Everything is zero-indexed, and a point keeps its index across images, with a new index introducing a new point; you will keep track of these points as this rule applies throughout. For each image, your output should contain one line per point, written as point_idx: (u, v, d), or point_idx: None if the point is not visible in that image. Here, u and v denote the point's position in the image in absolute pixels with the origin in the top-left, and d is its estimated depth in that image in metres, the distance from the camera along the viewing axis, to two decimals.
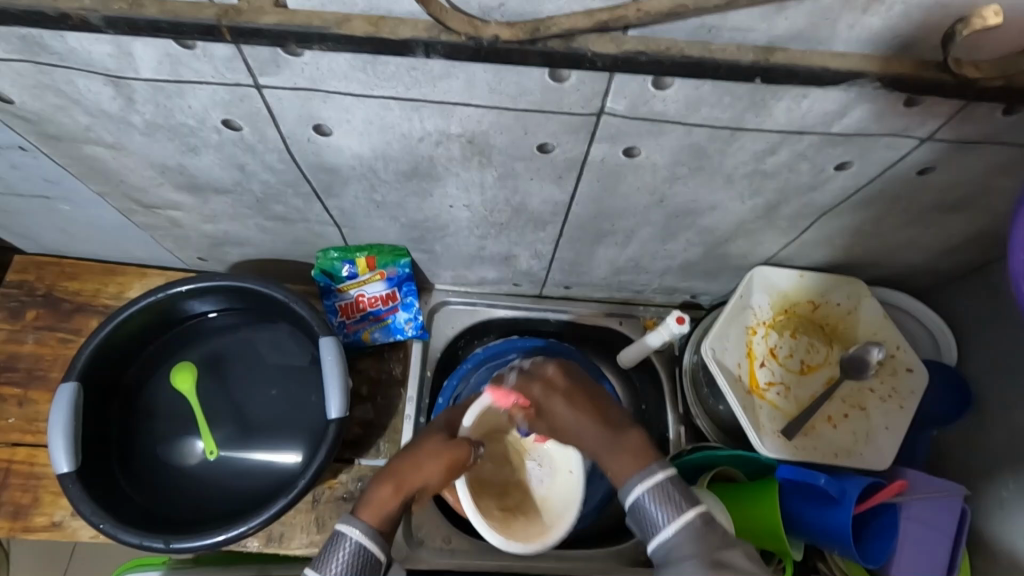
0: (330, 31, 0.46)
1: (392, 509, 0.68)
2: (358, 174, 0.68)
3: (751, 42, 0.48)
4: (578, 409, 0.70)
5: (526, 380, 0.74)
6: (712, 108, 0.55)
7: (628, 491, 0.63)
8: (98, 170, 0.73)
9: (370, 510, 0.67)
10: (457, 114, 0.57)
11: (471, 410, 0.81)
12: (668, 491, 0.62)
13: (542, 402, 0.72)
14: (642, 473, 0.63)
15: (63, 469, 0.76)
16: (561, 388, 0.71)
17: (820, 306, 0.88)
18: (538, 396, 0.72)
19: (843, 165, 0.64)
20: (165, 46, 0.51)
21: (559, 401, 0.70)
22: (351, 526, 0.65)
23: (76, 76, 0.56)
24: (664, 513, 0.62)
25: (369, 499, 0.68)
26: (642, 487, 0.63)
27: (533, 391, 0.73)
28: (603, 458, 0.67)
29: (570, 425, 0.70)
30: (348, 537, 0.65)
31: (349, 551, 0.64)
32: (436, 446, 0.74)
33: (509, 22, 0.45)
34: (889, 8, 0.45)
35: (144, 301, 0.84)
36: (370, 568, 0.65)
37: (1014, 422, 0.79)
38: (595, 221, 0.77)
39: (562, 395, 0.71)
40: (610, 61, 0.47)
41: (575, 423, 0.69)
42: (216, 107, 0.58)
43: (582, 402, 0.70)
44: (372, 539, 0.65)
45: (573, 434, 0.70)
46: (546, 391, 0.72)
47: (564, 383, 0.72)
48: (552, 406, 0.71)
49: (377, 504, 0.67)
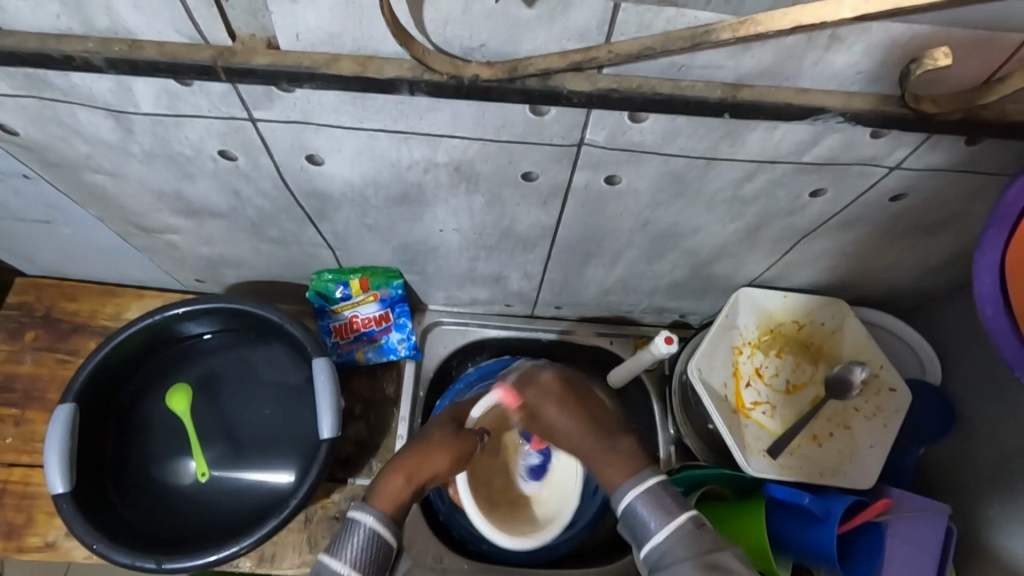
0: (319, 71, 0.48)
1: (403, 497, 0.73)
2: (350, 201, 0.71)
3: (719, 79, 0.51)
4: (571, 415, 0.77)
5: (522, 382, 0.82)
6: (687, 139, 0.57)
7: (620, 497, 0.67)
8: (99, 197, 0.76)
9: (384, 498, 0.72)
10: (444, 145, 0.60)
11: (482, 402, 0.86)
12: (659, 496, 0.65)
13: (535, 405, 0.80)
14: (636, 477, 0.67)
15: (58, 490, 0.77)
16: (555, 393, 0.79)
17: (805, 325, 0.90)
18: (532, 399, 0.80)
19: (818, 191, 0.66)
20: (164, 83, 0.54)
21: (550, 404, 0.79)
22: (366, 513, 0.69)
23: (77, 110, 0.59)
24: (655, 517, 0.64)
25: (383, 489, 0.73)
26: (634, 492, 0.66)
27: (528, 395, 0.81)
28: (595, 465, 0.73)
29: (559, 427, 0.78)
30: (363, 523, 0.69)
31: (364, 537, 0.68)
32: (442, 440, 0.80)
33: (489, 61, 0.48)
34: (851, 47, 0.47)
35: (141, 323, 0.86)
36: (381, 553, 0.69)
37: (998, 441, 0.80)
38: (582, 244, 0.79)
39: (554, 400, 0.79)
40: (585, 97, 0.50)
41: (568, 427, 0.77)
42: (212, 137, 0.61)
43: (573, 406, 0.77)
44: (385, 525, 0.70)
45: (563, 436, 0.78)
46: (540, 394, 0.80)
47: (563, 388, 0.79)
48: (544, 409, 0.79)
49: (391, 493, 0.73)
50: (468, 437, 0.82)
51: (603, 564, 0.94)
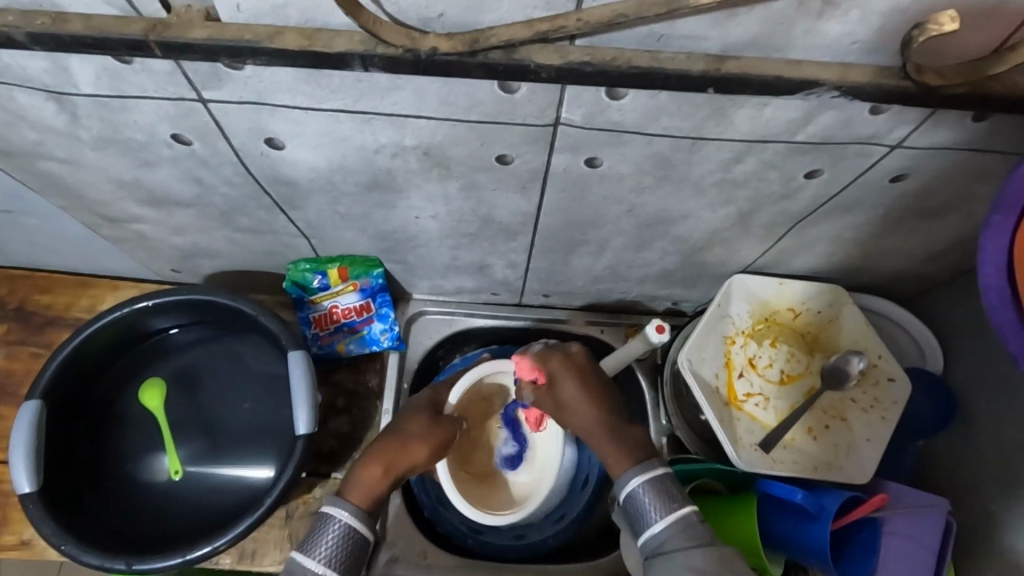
0: (262, 45, 0.44)
1: (379, 490, 0.70)
2: (318, 187, 0.67)
3: (703, 50, 0.46)
4: (586, 394, 0.73)
5: (546, 350, 0.76)
6: (671, 118, 0.53)
7: (624, 484, 0.64)
8: (57, 185, 0.72)
9: (357, 492, 0.69)
10: (410, 126, 0.56)
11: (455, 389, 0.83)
12: (664, 484, 0.63)
13: (556, 375, 0.74)
14: (644, 465, 0.64)
15: (24, 489, 0.75)
16: (577, 366, 0.74)
17: (801, 313, 0.86)
18: (555, 367, 0.74)
19: (814, 173, 0.62)
20: (103, 62, 0.50)
21: (572, 379, 0.73)
22: (339, 508, 0.67)
23: (17, 92, 0.55)
24: (657, 506, 0.62)
25: (357, 482, 0.70)
26: (639, 479, 0.63)
27: (551, 361, 0.74)
28: (604, 449, 0.69)
29: (577, 404, 0.72)
30: (335, 519, 0.67)
31: (337, 534, 0.66)
32: (419, 430, 0.76)
33: (449, 34, 0.44)
34: (847, 13, 0.43)
35: (108, 317, 0.82)
36: (357, 548, 0.67)
37: (1001, 433, 0.77)
38: (566, 231, 0.75)
39: (575, 376, 0.74)
40: (555, 72, 0.46)
41: (583, 406, 0.72)
42: (164, 121, 0.57)
43: (594, 384, 0.73)
44: (358, 521, 0.67)
45: (574, 415, 0.73)
46: (566, 365, 0.74)
47: (583, 363, 0.75)
48: (564, 382, 0.73)
49: (365, 486, 0.70)
50: (445, 426, 0.79)
51: (592, 560, 0.91)
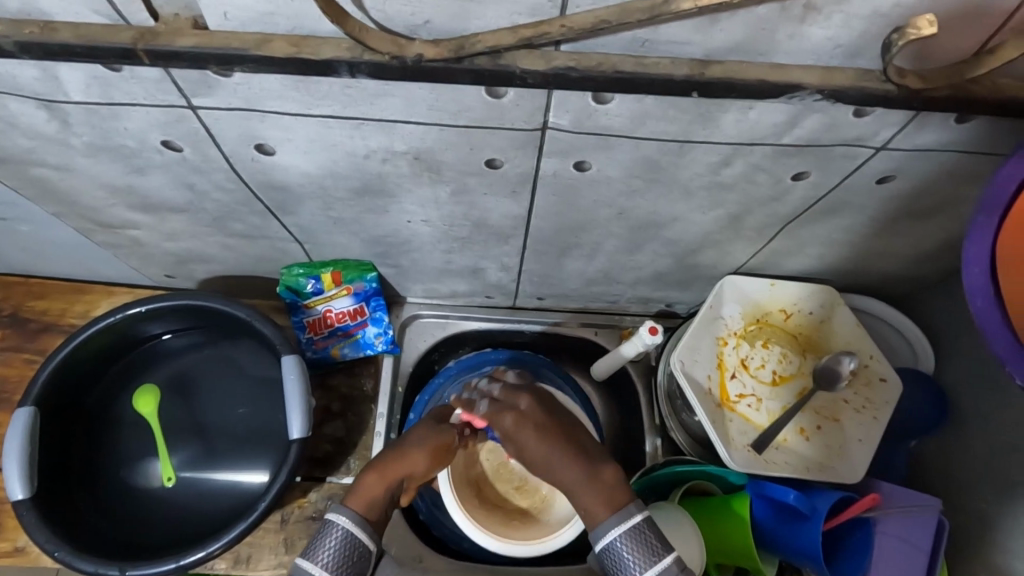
0: (250, 53, 0.44)
1: (383, 499, 0.71)
2: (309, 192, 0.67)
3: (687, 55, 0.47)
4: (546, 443, 0.69)
5: (496, 410, 0.72)
6: (657, 121, 0.54)
7: (601, 537, 0.63)
8: (48, 192, 0.72)
9: (361, 498, 0.70)
10: (400, 132, 0.56)
11: (462, 403, 0.82)
12: (645, 537, 0.62)
13: (512, 433, 0.70)
14: (619, 515, 0.63)
15: (18, 496, 0.75)
16: (534, 421, 0.70)
17: (793, 314, 0.87)
18: (508, 426, 0.70)
19: (802, 175, 0.62)
20: (93, 70, 0.50)
21: (531, 435, 0.69)
22: (339, 513, 0.67)
23: (8, 100, 0.55)
24: (637, 560, 0.62)
25: (359, 489, 0.71)
26: (617, 531, 0.63)
27: (505, 421, 0.71)
28: (578, 502, 0.66)
29: (539, 461, 0.69)
30: (338, 524, 0.67)
31: (338, 538, 0.66)
32: (421, 436, 0.77)
33: (435, 40, 0.44)
34: (829, 17, 0.43)
35: (101, 322, 0.82)
36: (358, 556, 0.67)
37: (990, 433, 0.77)
38: (558, 234, 0.75)
39: (534, 430, 0.69)
40: (542, 77, 0.46)
41: (550, 462, 0.68)
42: (154, 128, 0.57)
43: (555, 436, 0.69)
44: (362, 528, 0.67)
45: (542, 469, 0.69)
46: (515, 421, 0.70)
47: (537, 416, 0.71)
48: (518, 441, 0.70)
49: (368, 494, 0.70)
50: (445, 431, 0.78)
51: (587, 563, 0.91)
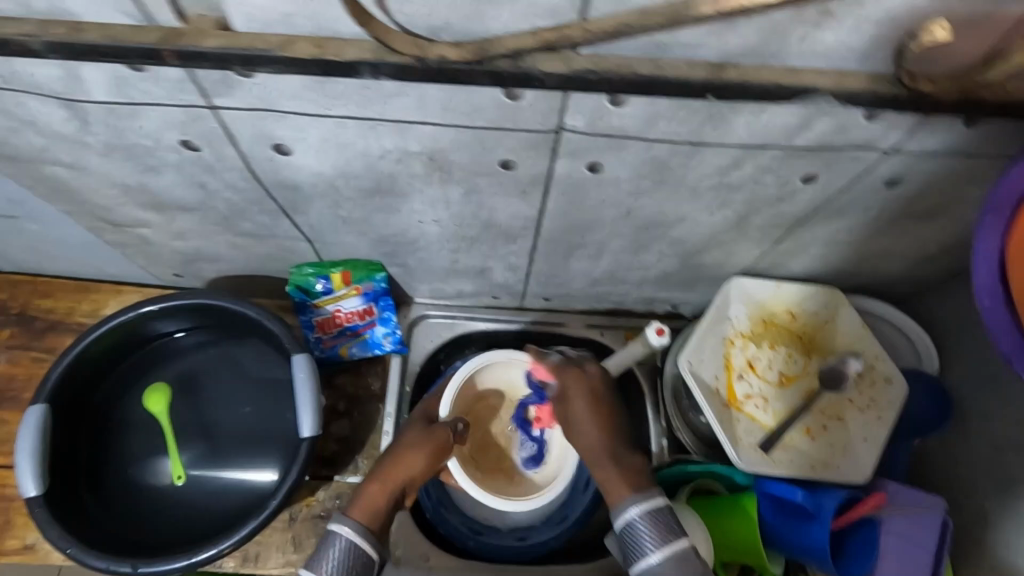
0: (274, 54, 0.45)
1: (385, 507, 0.71)
2: (321, 192, 0.67)
3: (703, 58, 0.48)
4: (595, 414, 0.75)
5: (563, 366, 0.80)
6: (670, 123, 0.55)
7: (622, 512, 0.65)
8: (61, 190, 0.72)
9: (362, 509, 0.70)
10: (415, 132, 0.57)
11: (444, 399, 0.85)
12: (664, 518, 0.64)
13: (569, 392, 0.78)
14: (642, 495, 0.65)
15: (30, 493, 0.75)
16: (592, 387, 0.77)
17: (799, 315, 0.88)
18: (569, 385, 0.78)
19: (810, 177, 0.63)
20: (114, 69, 0.51)
21: (584, 398, 0.76)
22: (341, 524, 0.67)
23: (28, 100, 0.56)
24: (652, 538, 0.63)
25: (361, 499, 0.71)
26: (638, 508, 0.64)
27: (567, 378, 0.78)
28: (604, 476, 0.70)
29: (583, 423, 0.75)
30: (340, 536, 0.67)
31: (340, 549, 0.66)
32: (416, 440, 0.78)
33: (456, 41, 0.45)
34: (843, 23, 0.44)
35: (112, 321, 0.83)
36: (361, 566, 0.67)
37: (993, 432, 0.78)
38: (567, 234, 0.76)
39: (587, 396, 0.77)
40: (560, 79, 0.47)
41: (592, 431, 0.74)
42: (171, 127, 0.58)
43: (603, 411, 0.76)
44: (365, 537, 0.67)
45: (577, 433, 0.75)
46: (577, 384, 0.78)
47: (598, 387, 0.78)
48: (572, 399, 0.77)
49: (370, 502, 0.71)
50: (440, 430, 0.79)
51: (593, 561, 0.92)
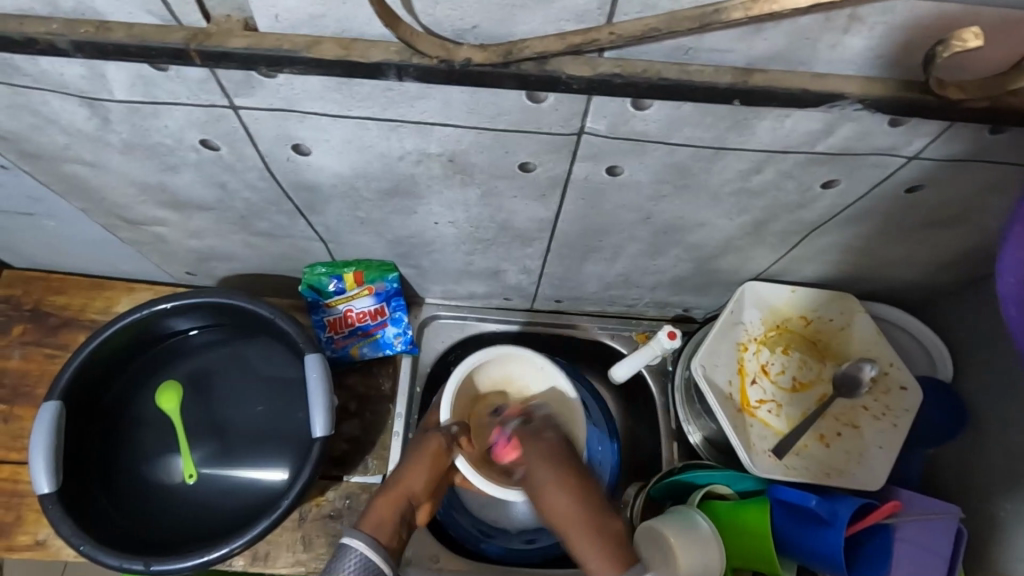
0: (300, 55, 0.45)
1: (393, 524, 0.72)
2: (340, 192, 0.67)
3: (729, 63, 0.47)
4: (564, 487, 0.71)
5: (527, 435, 0.77)
6: (693, 128, 0.54)
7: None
8: (79, 188, 0.73)
9: (370, 526, 0.71)
10: (437, 134, 0.57)
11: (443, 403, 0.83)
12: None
13: (534, 463, 0.74)
14: (631, 575, 0.65)
15: (43, 489, 0.76)
16: (556, 459, 0.74)
17: (813, 321, 0.87)
18: (533, 455, 0.75)
19: (830, 183, 0.63)
20: (138, 69, 0.51)
21: (550, 472, 0.72)
22: (354, 538, 0.68)
23: (51, 98, 0.56)
24: None
25: (370, 515, 0.72)
26: None
27: (532, 448, 0.75)
28: (584, 555, 0.68)
29: (552, 499, 0.71)
30: (352, 549, 0.67)
31: (355, 564, 0.66)
32: (417, 455, 0.78)
33: (482, 44, 0.45)
34: (872, 28, 0.44)
35: (125, 319, 0.83)
36: None
37: (1010, 442, 0.77)
38: (582, 237, 0.76)
39: (554, 467, 0.73)
40: (585, 83, 0.47)
41: (561, 506, 0.70)
42: (193, 127, 0.58)
43: (574, 485, 0.71)
44: (377, 551, 0.67)
45: (548, 510, 0.71)
46: (540, 454, 0.74)
47: (561, 457, 0.74)
48: (536, 468, 0.73)
49: (377, 518, 0.72)
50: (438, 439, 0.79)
51: None
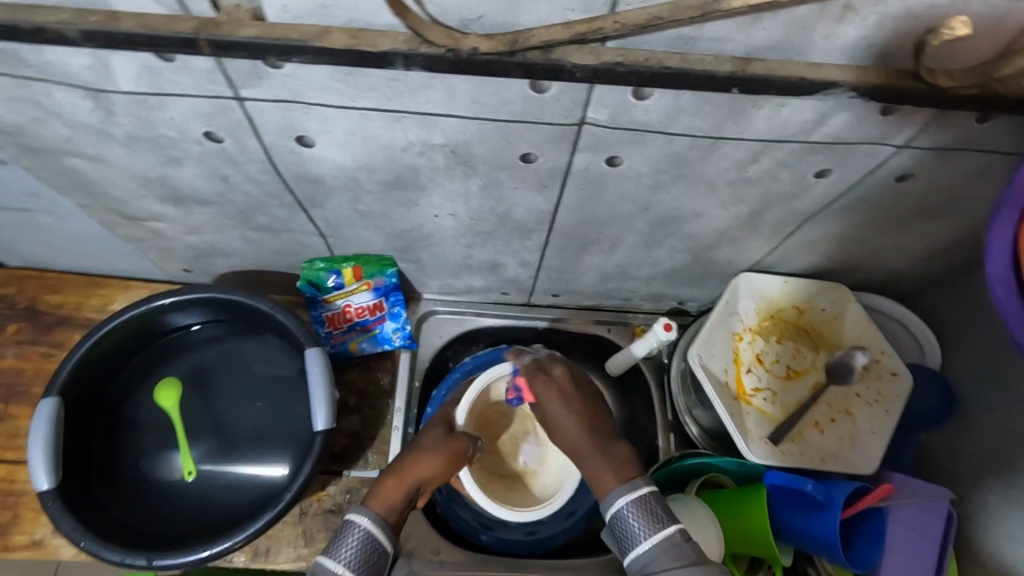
0: (309, 44, 0.46)
1: (402, 504, 0.72)
2: (341, 185, 0.68)
3: (728, 52, 0.49)
4: (574, 413, 0.77)
5: (532, 369, 0.81)
6: (692, 117, 0.56)
7: (610, 503, 0.67)
8: (79, 184, 0.73)
9: (379, 504, 0.71)
10: (440, 125, 0.57)
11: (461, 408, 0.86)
12: (649, 506, 0.66)
13: (541, 396, 0.79)
14: (628, 486, 0.67)
15: (43, 486, 0.75)
16: (561, 389, 0.79)
17: (806, 311, 0.89)
18: (540, 388, 0.79)
19: (824, 173, 0.65)
20: (144, 59, 0.51)
21: (556, 399, 0.78)
22: (361, 515, 0.68)
23: (54, 90, 0.56)
24: (642, 526, 0.65)
25: (378, 493, 0.72)
26: (625, 499, 0.67)
27: (538, 383, 0.80)
28: (592, 470, 0.72)
29: (561, 423, 0.77)
30: (358, 525, 0.67)
31: (359, 539, 0.66)
32: (431, 439, 0.80)
33: (488, 34, 0.46)
34: (864, 19, 0.46)
35: (125, 314, 0.83)
36: (376, 558, 0.67)
37: (999, 427, 0.79)
38: (581, 229, 0.77)
39: (561, 398, 0.78)
40: (589, 72, 0.48)
41: (569, 429, 0.76)
42: (197, 119, 0.58)
43: (577, 406, 0.77)
44: (382, 529, 0.68)
45: (560, 435, 0.78)
46: (547, 386, 0.79)
47: (568, 386, 0.79)
48: (551, 407, 0.78)
49: (386, 498, 0.71)
50: (460, 439, 0.81)
51: (602, 555, 0.92)
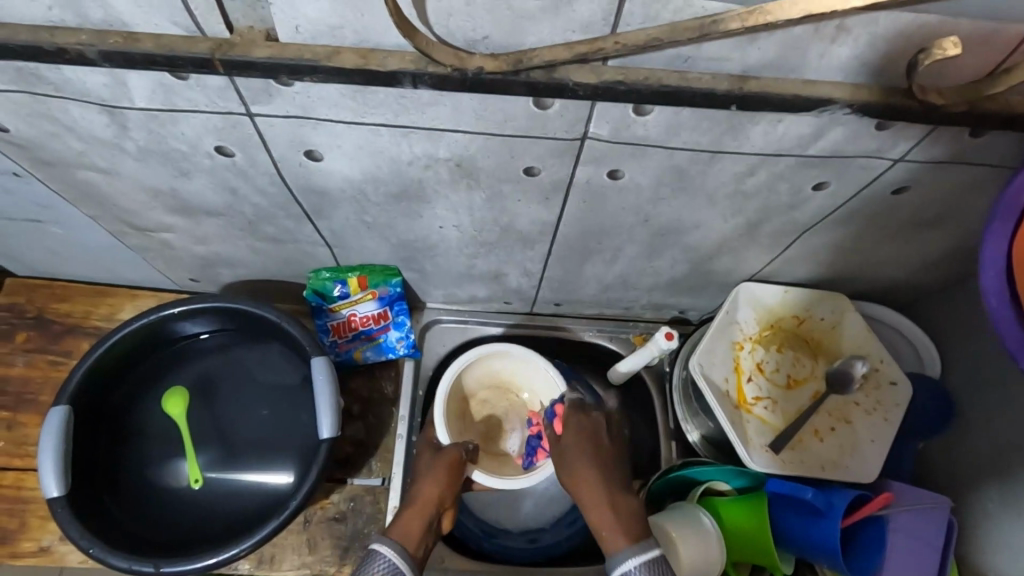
0: (320, 64, 0.47)
1: (417, 539, 0.72)
2: (348, 197, 0.69)
3: (726, 71, 0.50)
4: (597, 463, 0.78)
5: (571, 410, 0.85)
6: (691, 132, 0.57)
7: (619, 563, 0.68)
8: (91, 195, 0.74)
9: (396, 535, 0.72)
10: (446, 139, 0.59)
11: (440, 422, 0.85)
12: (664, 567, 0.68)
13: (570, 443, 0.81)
14: (640, 547, 0.68)
15: (52, 494, 0.76)
16: (591, 440, 0.81)
17: (806, 320, 0.90)
18: (571, 437, 0.81)
19: (820, 186, 0.66)
20: (159, 77, 0.53)
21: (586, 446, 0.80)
22: (384, 544, 0.69)
23: (70, 106, 0.58)
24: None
25: (397, 526, 0.73)
26: (635, 560, 0.67)
27: (574, 424, 0.82)
28: (601, 525, 0.72)
29: (581, 471, 0.77)
30: (382, 554, 0.68)
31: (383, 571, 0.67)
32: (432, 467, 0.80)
33: (493, 54, 0.47)
34: (857, 38, 0.47)
35: (135, 323, 0.84)
36: None
37: (997, 435, 0.80)
38: (583, 239, 0.78)
39: (589, 449, 0.79)
40: (591, 90, 0.50)
41: (590, 481, 0.77)
42: (209, 133, 0.60)
43: (603, 458, 0.79)
44: (405, 559, 0.68)
45: (578, 485, 0.77)
46: (579, 432, 0.81)
47: (600, 436, 0.82)
48: (574, 454, 0.79)
49: (406, 529, 0.72)
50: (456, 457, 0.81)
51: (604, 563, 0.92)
